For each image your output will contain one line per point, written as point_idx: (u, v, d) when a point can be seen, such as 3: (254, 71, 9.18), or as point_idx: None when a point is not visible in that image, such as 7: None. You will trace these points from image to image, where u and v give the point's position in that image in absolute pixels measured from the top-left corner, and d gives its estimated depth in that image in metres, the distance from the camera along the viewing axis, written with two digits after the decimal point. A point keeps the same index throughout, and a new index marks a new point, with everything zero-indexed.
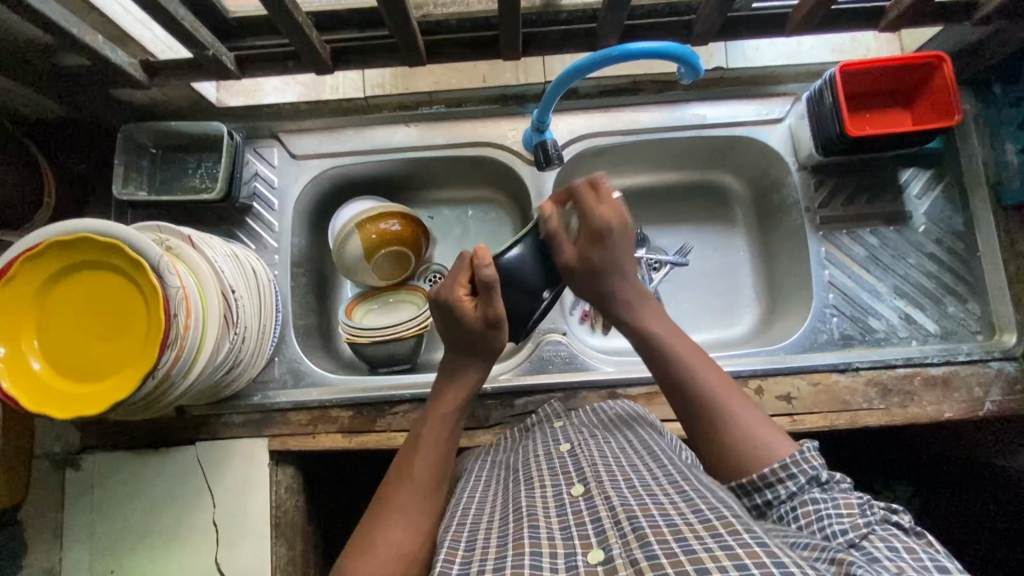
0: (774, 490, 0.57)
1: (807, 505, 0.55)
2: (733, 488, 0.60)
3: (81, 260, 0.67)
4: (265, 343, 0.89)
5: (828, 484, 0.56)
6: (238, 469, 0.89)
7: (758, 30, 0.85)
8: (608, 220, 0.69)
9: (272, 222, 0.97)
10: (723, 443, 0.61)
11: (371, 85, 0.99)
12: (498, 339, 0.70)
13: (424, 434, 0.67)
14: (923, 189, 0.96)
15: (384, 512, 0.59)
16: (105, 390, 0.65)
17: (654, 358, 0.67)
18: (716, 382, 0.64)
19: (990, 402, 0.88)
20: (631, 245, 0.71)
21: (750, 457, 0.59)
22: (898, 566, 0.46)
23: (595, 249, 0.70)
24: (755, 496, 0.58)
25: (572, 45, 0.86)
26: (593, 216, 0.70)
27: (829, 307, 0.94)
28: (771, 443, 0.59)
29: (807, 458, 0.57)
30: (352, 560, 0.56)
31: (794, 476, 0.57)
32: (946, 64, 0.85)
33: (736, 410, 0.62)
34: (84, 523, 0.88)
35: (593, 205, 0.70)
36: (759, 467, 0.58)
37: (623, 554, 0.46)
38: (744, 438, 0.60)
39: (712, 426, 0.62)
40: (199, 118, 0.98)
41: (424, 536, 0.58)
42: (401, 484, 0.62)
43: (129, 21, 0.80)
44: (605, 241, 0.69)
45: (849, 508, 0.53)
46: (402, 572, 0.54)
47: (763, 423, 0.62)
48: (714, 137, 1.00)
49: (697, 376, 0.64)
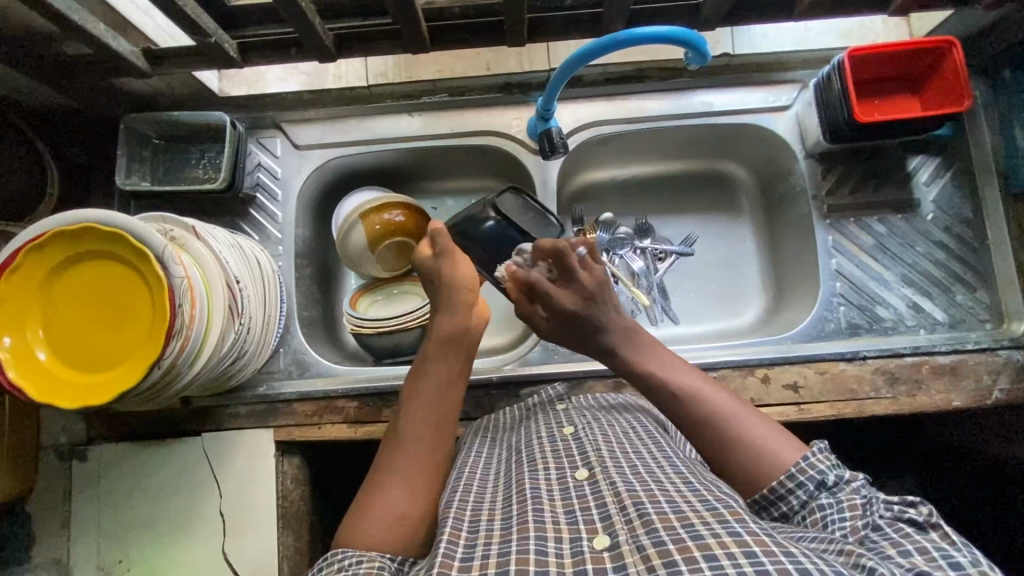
0: (787, 502, 0.56)
1: (815, 511, 0.54)
2: (754, 500, 0.58)
3: (86, 248, 0.67)
4: (270, 330, 0.89)
5: (836, 486, 0.55)
6: (244, 457, 0.89)
7: (766, 13, 0.83)
8: (574, 305, 0.72)
9: (275, 213, 0.97)
10: (738, 463, 0.59)
11: (375, 74, 1.00)
12: (461, 272, 0.71)
13: (419, 394, 0.65)
14: (933, 175, 0.96)
15: (382, 479, 0.59)
16: (109, 379, 0.66)
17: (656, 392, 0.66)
18: (719, 401, 0.63)
19: (999, 390, 0.87)
20: (612, 306, 0.73)
21: (769, 465, 0.58)
22: (911, 562, 0.46)
23: (567, 326, 0.74)
24: (771, 510, 0.58)
25: (577, 30, 0.85)
26: (558, 307, 0.73)
27: (837, 295, 0.94)
28: (781, 452, 0.58)
29: (811, 463, 0.56)
30: (350, 524, 0.56)
31: (801, 485, 0.56)
32: (957, 49, 0.84)
33: (743, 426, 0.61)
34: (91, 514, 0.88)
35: (556, 292, 0.74)
36: (771, 479, 0.57)
37: (628, 540, 0.46)
38: (753, 452, 0.59)
39: (723, 449, 0.60)
40: (202, 107, 0.98)
41: (420, 502, 0.57)
42: (395, 451, 0.61)
43: (129, 8, 0.79)
44: (574, 321, 0.73)
45: (854, 509, 0.52)
46: (397, 539, 0.54)
47: (771, 431, 0.61)
48: (720, 125, 0.99)
49: (695, 400, 0.63)
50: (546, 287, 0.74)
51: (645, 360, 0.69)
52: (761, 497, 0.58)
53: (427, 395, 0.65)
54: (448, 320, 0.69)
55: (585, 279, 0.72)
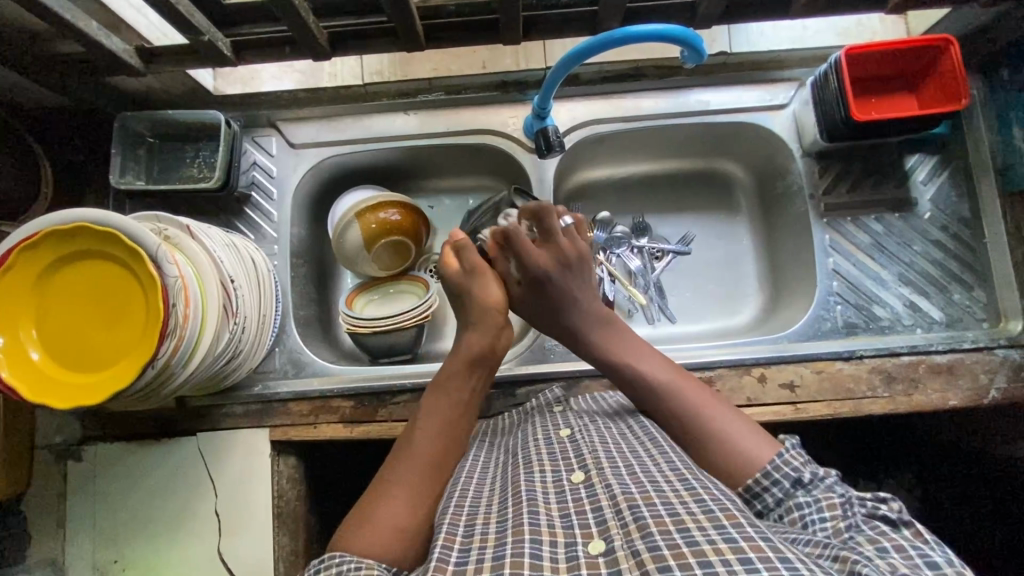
0: (763, 499, 0.56)
1: (792, 510, 0.54)
2: (740, 492, 0.57)
3: (82, 248, 0.67)
4: (266, 330, 0.88)
5: (811, 483, 0.55)
6: (240, 457, 0.89)
7: (762, 12, 0.83)
8: (545, 265, 0.72)
9: (271, 212, 0.96)
10: (710, 456, 0.60)
11: (370, 71, 0.97)
12: (490, 291, 0.72)
13: (436, 406, 0.66)
14: (930, 174, 0.95)
15: (386, 485, 0.59)
16: (103, 380, 0.65)
17: (633, 380, 0.66)
18: (694, 395, 0.64)
19: (996, 389, 0.87)
20: (583, 277, 0.74)
21: (747, 459, 0.58)
22: (892, 565, 0.45)
23: (535, 291, 0.73)
24: (747, 506, 0.57)
25: (573, 28, 0.84)
26: (527, 264, 0.72)
27: (834, 294, 0.94)
28: (757, 448, 0.58)
29: (786, 459, 0.56)
30: (351, 529, 0.56)
31: (778, 483, 0.56)
32: (954, 47, 0.84)
33: (719, 421, 0.61)
34: (86, 513, 0.88)
35: (529, 248, 0.72)
36: (747, 476, 0.57)
37: (624, 545, 0.45)
38: (731, 446, 0.59)
39: (696, 443, 0.61)
40: (197, 106, 0.97)
41: (423, 510, 0.57)
42: (404, 459, 0.61)
43: (123, 7, 0.79)
44: (543, 283, 0.72)
45: (833, 509, 0.52)
46: (398, 546, 0.54)
47: (748, 427, 0.61)
48: (717, 123, 0.99)
49: (674, 394, 0.64)
50: (528, 246, 0.72)
51: (623, 348, 0.69)
52: (743, 489, 0.57)
53: (443, 408, 0.66)
54: (474, 337, 0.69)
55: (561, 242, 0.73)
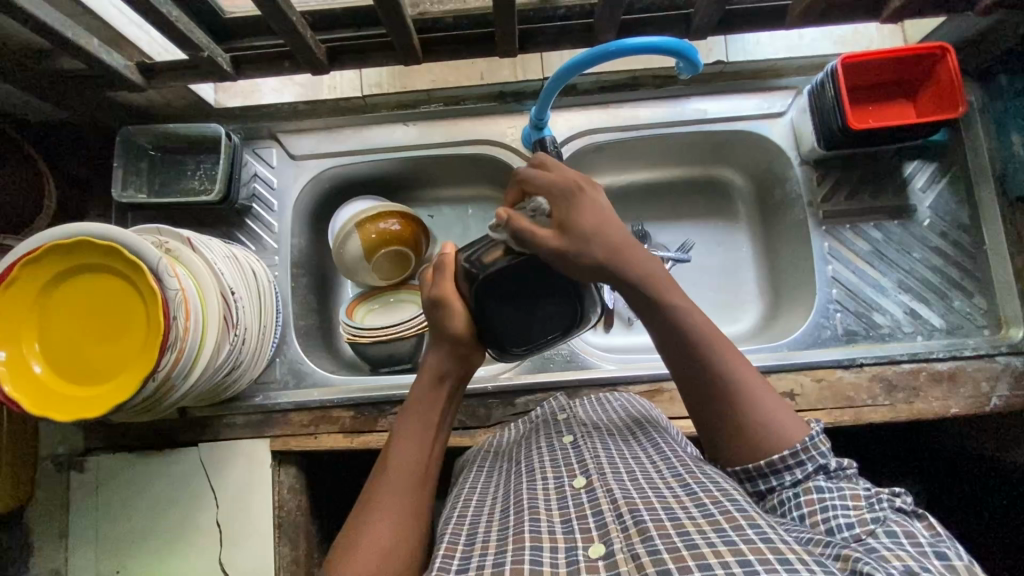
0: (780, 477, 0.56)
1: (811, 492, 0.54)
2: (736, 471, 0.58)
3: (81, 264, 0.68)
4: (266, 339, 0.89)
5: (835, 471, 0.56)
6: (241, 468, 0.89)
7: (757, 21, 0.83)
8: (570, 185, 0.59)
9: (272, 223, 0.97)
10: (741, 430, 0.57)
11: (370, 84, 0.98)
12: (457, 328, 0.62)
13: (406, 427, 0.62)
14: (928, 182, 0.95)
15: (371, 506, 0.57)
16: (103, 394, 0.66)
17: (664, 335, 0.59)
18: (732, 362, 0.58)
19: (997, 397, 0.86)
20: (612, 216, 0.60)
21: (767, 441, 0.56)
22: (899, 556, 0.45)
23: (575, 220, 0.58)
24: (758, 482, 0.57)
25: (569, 41, 0.85)
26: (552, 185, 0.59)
27: (833, 302, 0.94)
28: (783, 425, 0.57)
29: (816, 444, 0.56)
30: (339, 554, 0.54)
31: (802, 464, 0.55)
32: (951, 56, 0.84)
33: (753, 400, 0.57)
34: (87, 525, 0.88)
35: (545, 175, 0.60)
36: (769, 453, 0.56)
37: (624, 549, 0.45)
38: (757, 425, 0.57)
39: (726, 414, 0.58)
40: (198, 119, 0.98)
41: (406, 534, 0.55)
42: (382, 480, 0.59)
43: (124, 24, 0.80)
44: (579, 200, 0.59)
45: (856, 499, 0.52)
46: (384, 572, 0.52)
47: (777, 404, 0.58)
48: (714, 131, 0.99)
49: (715, 359, 0.58)
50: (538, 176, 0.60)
51: (664, 288, 0.59)
52: (746, 469, 0.57)
53: (415, 424, 0.62)
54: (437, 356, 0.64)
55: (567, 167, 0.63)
